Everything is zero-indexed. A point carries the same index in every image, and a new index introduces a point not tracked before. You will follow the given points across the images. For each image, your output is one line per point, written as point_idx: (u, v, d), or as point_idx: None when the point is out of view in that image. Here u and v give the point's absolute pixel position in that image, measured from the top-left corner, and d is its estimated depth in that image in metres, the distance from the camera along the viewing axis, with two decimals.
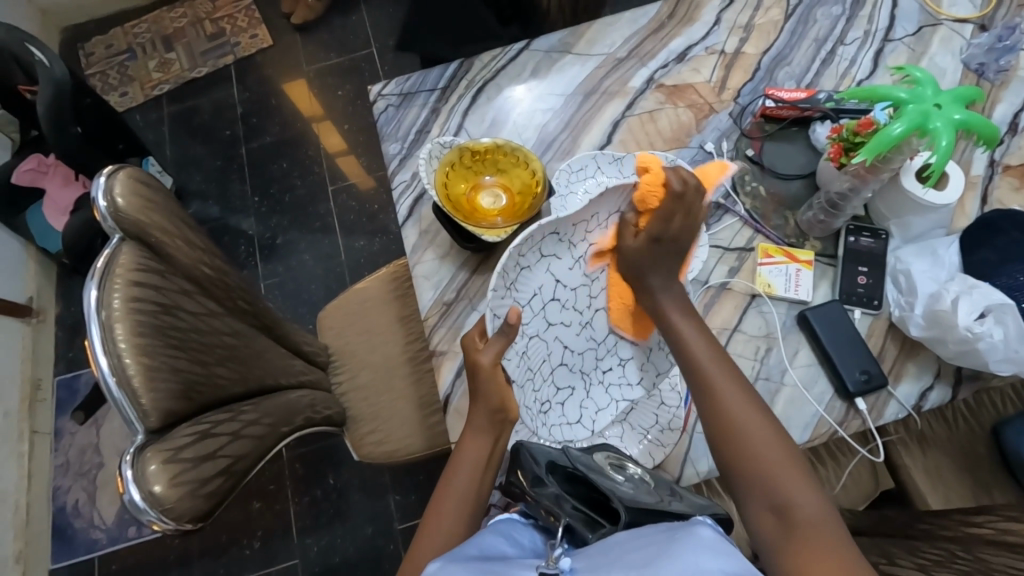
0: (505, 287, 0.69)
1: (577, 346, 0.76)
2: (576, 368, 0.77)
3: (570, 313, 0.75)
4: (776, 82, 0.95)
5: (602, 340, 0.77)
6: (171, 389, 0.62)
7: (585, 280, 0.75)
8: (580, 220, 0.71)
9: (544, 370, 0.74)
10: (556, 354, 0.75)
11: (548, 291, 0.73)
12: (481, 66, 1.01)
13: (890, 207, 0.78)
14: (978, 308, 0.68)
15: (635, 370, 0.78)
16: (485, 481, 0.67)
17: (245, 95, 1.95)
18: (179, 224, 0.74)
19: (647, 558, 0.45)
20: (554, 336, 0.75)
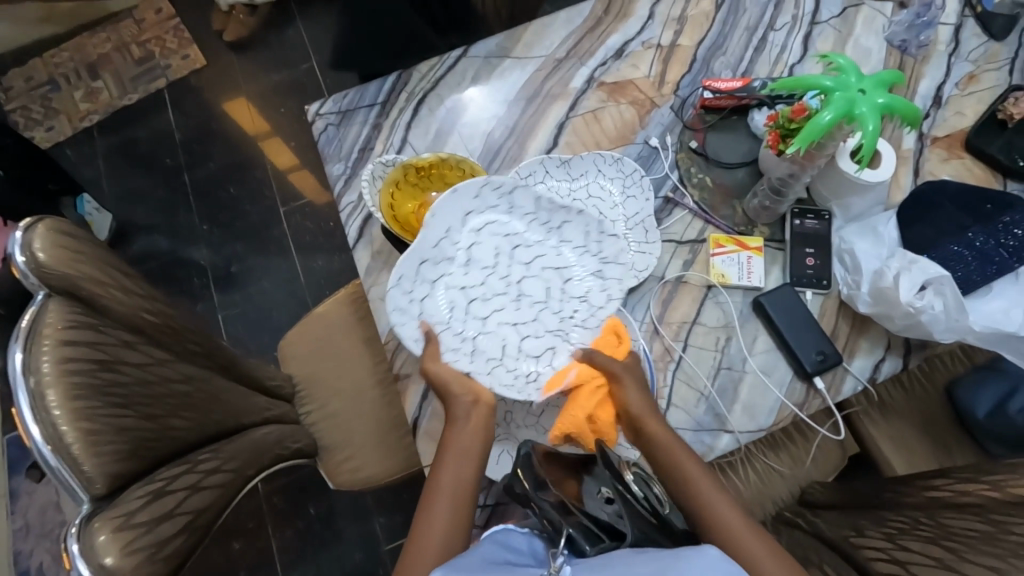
0: (412, 319, 0.74)
1: (529, 316, 0.78)
2: (542, 330, 0.78)
3: (497, 299, 0.78)
4: (714, 73, 0.96)
5: (545, 297, 0.79)
6: (120, 449, 0.59)
7: (493, 264, 0.78)
8: (436, 240, 0.75)
9: (507, 352, 0.77)
10: (511, 335, 0.78)
11: (457, 301, 0.76)
12: (419, 77, 0.99)
13: (830, 188, 0.80)
14: (918, 283, 0.71)
15: (596, 297, 0.79)
16: (470, 478, 0.65)
17: (183, 120, 1.87)
18: (113, 273, 0.70)
19: (656, 571, 0.47)
20: (500, 325, 0.77)
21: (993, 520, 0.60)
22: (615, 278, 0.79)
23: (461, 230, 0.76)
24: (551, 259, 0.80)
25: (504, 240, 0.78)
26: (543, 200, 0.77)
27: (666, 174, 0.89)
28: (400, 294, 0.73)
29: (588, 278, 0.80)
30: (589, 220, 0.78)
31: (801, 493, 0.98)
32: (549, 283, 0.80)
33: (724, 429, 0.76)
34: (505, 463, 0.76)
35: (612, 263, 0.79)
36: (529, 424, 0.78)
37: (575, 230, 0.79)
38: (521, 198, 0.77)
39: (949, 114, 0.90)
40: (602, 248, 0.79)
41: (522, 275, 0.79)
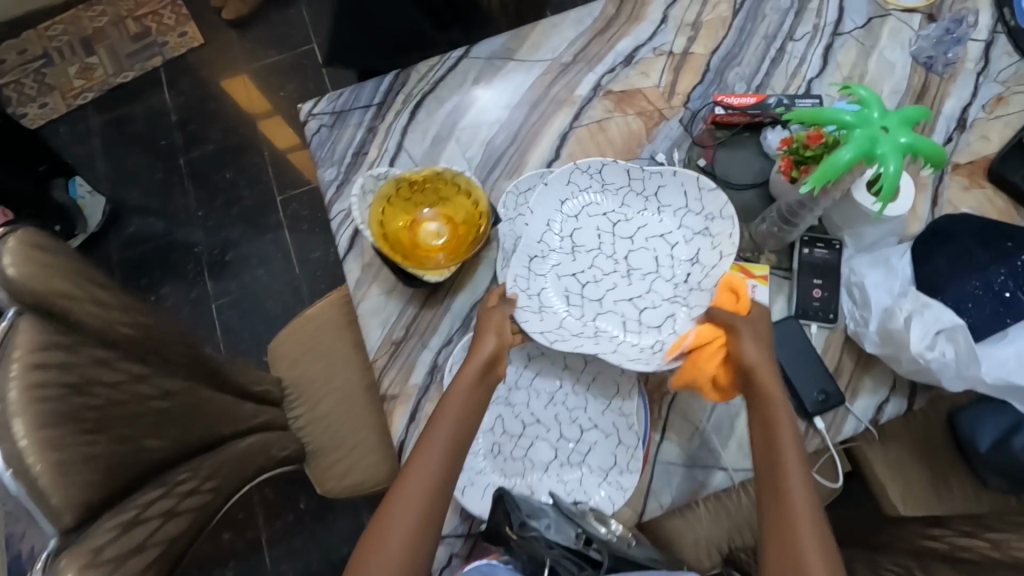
0: (537, 313, 0.73)
1: (642, 289, 0.76)
2: (658, 299, 0.75)
3: (608, 278, 0.77)
4: (727, 84, 0.91)
5: (656, 266, 0.77)
6: (94, 478, 0.57)
7: (597, 245, 0.78)
8: (539, 234, 0.76)
9: (628, 328, 0.74)
10: (630, 311, 0.75)
11: (573, 288, 0.76)
12: (418, 78, 0.94)
13: (844, 217, 0.76)
14: (929, 329, 0.68)
15: (704, 253, 0.75)
16: (459, 446, 0.62)
17: (180, 100, 1.82)
18: (87, 287, 0.67)
19: None
20: (616, 303, 0.76)
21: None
22: (725, 233, 0.74)
23: (562, 214, 0.77)
24: (653, 228, 0.78)
25: (605, 220, 0.78)
26: (629, 171, 0.76)
27: None
28: (520, 292, 0.73)
29: (691, 239, 0.76)
30: (685, 177, 0.75)
31: None
32: (655, 254, 0.77)
33: (717, 466, 0.73)
34: (487, 499, 0.67)
35: (719, 218, 0.74)
36: (517, 458, 0.69)
37: (671, 192, 0.77)
38: (612, 175, 0.77)
39: (973, 139, 0.86)
40: (701, 202, 0.75)
41: (627, 249, 0.77)
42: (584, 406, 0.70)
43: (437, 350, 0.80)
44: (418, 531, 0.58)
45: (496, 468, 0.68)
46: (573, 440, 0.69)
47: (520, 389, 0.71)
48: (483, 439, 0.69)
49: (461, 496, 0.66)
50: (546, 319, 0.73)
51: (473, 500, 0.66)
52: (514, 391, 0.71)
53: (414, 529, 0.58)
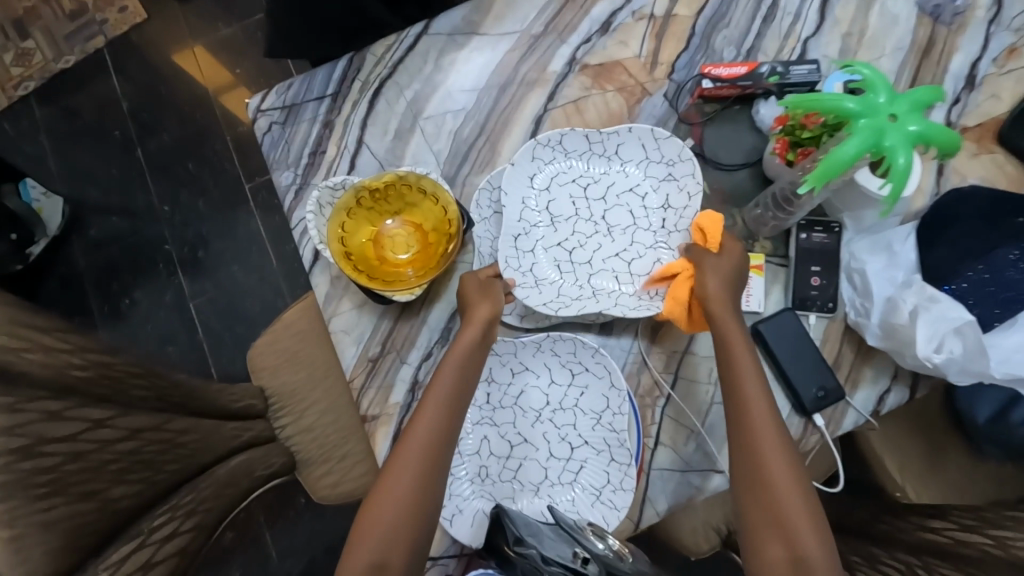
0: (535, 288, 0.73)
1: (626, 243, 0.75)
2: (642, 249, 0.75)
3: (592, 241, 0.76)
4: (714, 50, 0.83)
5: (634, 220, 0.76)
6: (53, 548, 0.54)
7: (574, 212, 0.77)
8: (518, 214, 0.75)
9: (623, 283, 0.74)
10: (620, 267, 0.75)
11: (562, 258, 0.75)
12: (373, 62, 0.85)
13: (844, 201, 0.70)
14: (937, 326, 0.63)
15: (677, 198, 0.75)
16: (447, 430, 0.62)
17: (129, 85, 1.67)
18: (25, 335, 0.62)
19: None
20: (606, 263, 0.75)
21: None
22: (687, 173, 0.73)
23: (534, 190, 0.76)
24: (624, 186, 0.76)
25: (575, 186, 0.77)
26: (588, 136, 0.74)
27: None
28: (513, 270, 0.72)
29: (659, 188, 0.76)
30: (639, 130, 0.74)
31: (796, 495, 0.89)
32: (630, 209, 0.76)
33: (715, 470, 0.71)
34: (478, 527, 0.64)
35: (679, 160, 0.74)
36: (507, 481, 0.66)
37: (631, 147, 0.75)
38: (570, 142, 0.75)
39: (982, 99, 0.79)
40: (662, 148, 0.74)
41: (603, 210, 0.76)
42: (572, 421, 0.67)
43: (416, 365, 0.76)
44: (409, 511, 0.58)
45: (485, 494, 0.66)
46: (563, 458, 0.66)
47: (505, 409, 0.68)
48: (468, 463, 0.66)
49: (450, 526, 0.64)
50: (544, 291, 0.73)
51: (463, 529, 0.64)
52: (498, 410, 0.68)
53: (404, 510, 0.58)
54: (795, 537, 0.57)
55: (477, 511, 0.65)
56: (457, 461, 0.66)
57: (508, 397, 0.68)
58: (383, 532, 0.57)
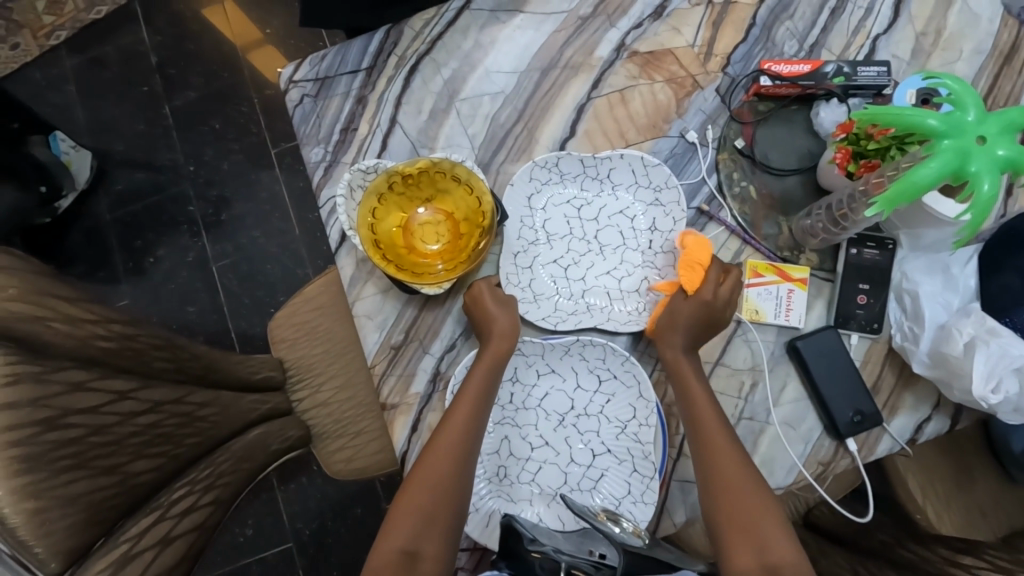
0: (533, 301, 0.72)
1: (617, 262, 0.73)
2: (634, 268, 0.73)
3: (585, 259, 0.73)
4: (775, 44, 0.77)
5: (628, 240, 0.73)
6: (77, 519, 0.54)
7: (568, 231, 0.74)
8: (517, 232, 0.73)
9: (614, 300, 0.72)
10: (613, 286, 0.73)
11: (558, 275, 0.73)
12: (411, 36, 0.81)
13: (903, 219, 0.66)
14: (999, 365, 0.60)
15: (667, 221, 0.73)
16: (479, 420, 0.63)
17: (159, 39, 1.65)
18: (51, 304, 0.62)
19: None
20: (600, 281, 0.73)
21: None
22: (674, 200, 0.72)
23: (531, 209, 0.74)
24: (618, 208, 0.74)
25: (569, 206, 0.74)
26: (583, 160, 0.72)
27: (702, 178, 0.74)
28: (513, 286, 0.72)
29: (649, 211, 0.73)
30: (631, 157, 0.72)
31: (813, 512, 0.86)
32: (624, 231, 0.74)
33: None
34: (492, 528, 0.64)
35: (666, 187, 0.72)
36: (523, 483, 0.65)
37: (624, 171, 0.73)
38: (566, 165, 0.73)
39: None
40: (652, 173, 0.72)
41: (596, 229, 0.74)
42: (597, 429, 0.66)
43: (438, 356, 0.75)
44: (444, 495, 0.60)
45: (501, 496, 0.65)
46: (584, 465, 0.65)
47: (526, 411, 0.66)
48: (487, 462, 0.66)
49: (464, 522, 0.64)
50: (542, 305, 0.72)
51: (476, 526, 0.64)
52: (520, 411, 0.67)
53: (439, 495, 0.60)
54: (765, 538, 0.58)
55: (492, 512, 0.64)
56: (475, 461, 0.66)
57: (531, 398, 0.67)
58: (415, 513, 0.60)
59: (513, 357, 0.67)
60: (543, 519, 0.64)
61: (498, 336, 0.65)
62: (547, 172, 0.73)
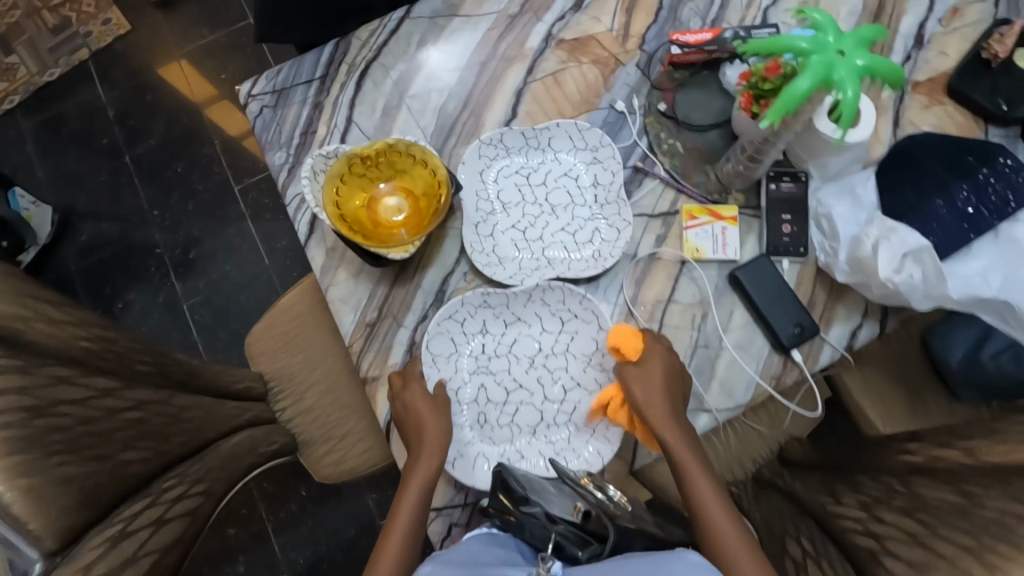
0: (499, 264, 0.78)
1: (569, 219, 0.80)
2: (585, 221, 0.80)
3: (540, 220, 0.80)
4: (682, 22, 0.88)
5: (575, 198, 0.81)
6: (71, 499, 0.55)
7: (520, 198, 0.81)
8: (475, 204, 0.80)
9: (572, 253, 0.79)
10: (568, 241, 0.79)
11: (518, 238, 0.80)
12: (359, 46, 0.89)
13: (808, 149, 0.75)
14: (898, 254, 0.68)
15: (606, 177, 0.81)
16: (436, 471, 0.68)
17: (115, 94, 1.69)
18: (34, 304, 0.65)
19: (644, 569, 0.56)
20: (556, 238, 0.80)
21: (965, 490, 0.58)
22: (610, 156, 0.81)
23: (483, 181, 0.81)
24: (563, 171, 0.82)
25: (518, 176, 0.82)
26: (523, 132, 0.80)
27: (634, 141, 0.83)
28: (477, 253, 0.78)
29: (590, 171, 0.81)
30: (566, 124, 0.81)
31: (780, 451, 0.93)
32: (571, 191, 0.81)
33: (701, 409, 0.75)
34: (477, 469, 0.70)
35: (601, 146, 0.81)
36: (504, 425, 0.73)
37: (562, 137, 0.81)
38: (510, 139, 0.81)
39: (931, 55, 0.83)
40: (586, 138, 0.81)
41: (545, 193, 0.81)
42: (565, 366, 0.73)
43: (413, 328, 0.79)
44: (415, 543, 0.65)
45: (484, 439, 0.72)
46: (557, 400, 0.73)
47: (499, 358, 0.74)
48: (467, 411, 0.73)
49: (452, 468, 0.70)
50: (508, 266, 0.78)
51: (463, 470, 0.70)
52: (493, 359, 0.74)
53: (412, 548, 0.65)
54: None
55: (478, 454, 0.71)
56: (457, 410, 0.73)
57: (502, 346, 0.74)
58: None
59: (481, 311, 0.74)
60: (526, 455, 0.72)
61: (466, 295, 0.72)
62: (493, 148, 0.81)
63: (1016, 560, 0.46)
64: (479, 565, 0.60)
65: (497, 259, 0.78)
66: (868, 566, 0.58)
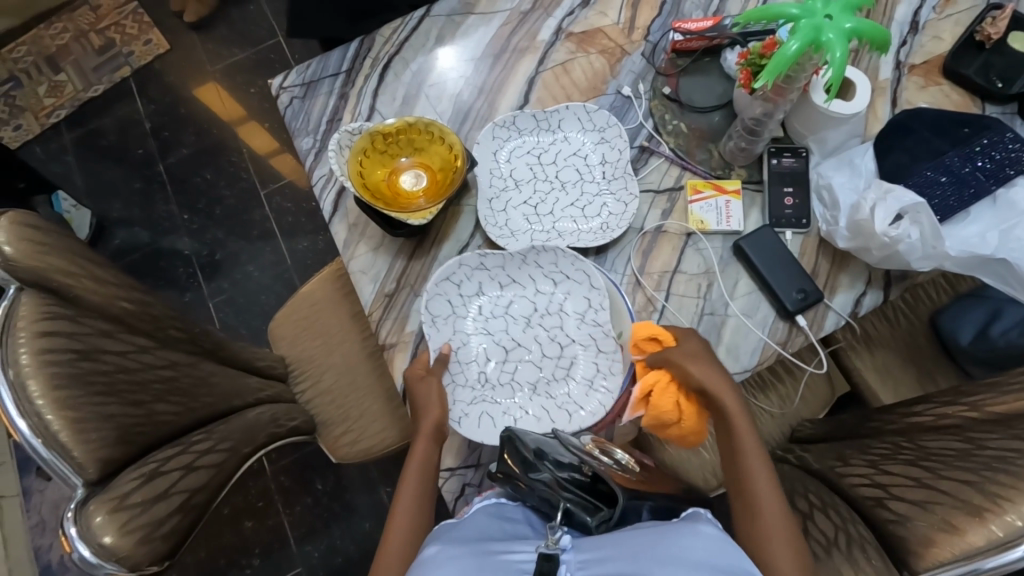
0: (511, 236, 0.82)
1: (578, 195, 0.84)
2: (594, 196, 0.84)
3: (550, 196, 0.85)
4: (684, 15, 0.92)
5: (584, 176, 0.85)
6: (108, 435, 0.60)
7: (532, 176, 0.85)
8: (489, 181, 0.84)
9: (580, 225, 0.82)
10: (577, 214, 0.83)
11: (529, 213, 0.84)
12: (382, 41, 0.94)
13: (806, 124, 0.79)
14: (893, 212, 0.72)
15: (613, 155, 0.85)
16: (433, 453, 0.72)
17: (151, 108, 1.77)
18: (84, 263, 0.69)
19: (650, 539, 0.52)
20: (566, 212, 0.84)
21: (968, 438, 0.60)
22: (616, 135, 0.85)
23: (497, 161, 0.86)
24: (572, 150, 0.86)
25: (530, 155, 0.86)
26: (535, 114, 0.85)
27: (640, 123, 0.87)
28: (491, 226, 0.82)
29: (598, 150, 0.86)
30: (575, 107, 0.86)
31: (792, 432, 0.93)
32: (579, 169, 0.85)
33: None
34: (481, 427, 0.74)
35: (609, 126, 0.85)
36: (505, 383, 0.77)
37: (571, 120, 0.86)
38: (523, 122, 0.86)
39: (926, 40, 0.87)
40: (593, 119, 0.86)
41: (556, 171, 0.86)
42: (561, 325, 0.78)
43: None
44: (420, 517, 0.70)
45: (488, 399, 0.76)
46: (554, 356, 0.77)
47: (497, 318, 0.79)
48: (470, 370, 0.77)
49: (459, 427, 0.74)
50: (519, 239, 0.82)
51: (471, 428, 0.74)
52: (491, 319, 0.79)
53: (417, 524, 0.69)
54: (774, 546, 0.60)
55: (482, 410, 0.75)
56: (461, 370, 0.76)
57: (499, 307, 0.79)
58: (400, 555, 0.66)
59: (477, 273, 0.79)
60: (529, 411, 0.75)
61: (464, 256, 0.77)
62: (506, 130, 0.85)
63: (1019, 490, 0.49)
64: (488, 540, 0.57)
65: (506, 228, 0.82)
66: (872, 512, 0.61)
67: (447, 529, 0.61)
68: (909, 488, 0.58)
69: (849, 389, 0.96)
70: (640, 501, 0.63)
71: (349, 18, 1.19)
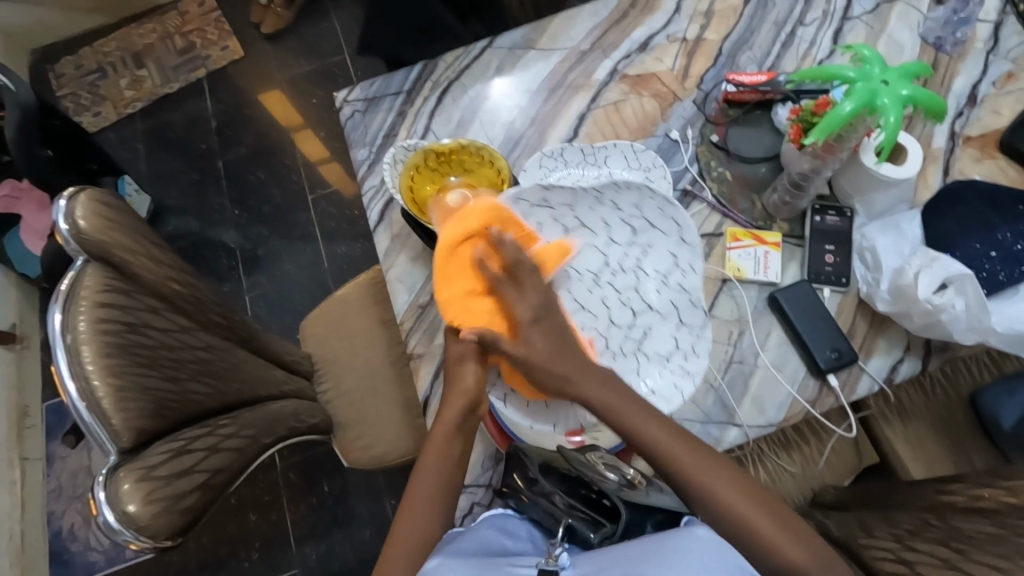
0: None
1: None
2: None
3: None
4: (739, 67, 0.94)
5: None
6: (145, 408, 0.63)
7: None
8: None
9: None
10: None
11: None
12: (444, 67, 0.98)
13: (853, 184, 0.79)
14: (938, 280, 0.71)
15: None
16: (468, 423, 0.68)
17: (219, 108, 1.88)
18: (146, 243, 0.73)
19: (644, 551, 0.50)
20: None
21: (1004, 523, 0.57)
22: (661, 176, 0.86)
23: None
24: None
25: None
26: (582, 149, 0.88)
27: (685, 166, 0.89)
28: None
29: None
30: (623, 146, 0.88)
31: (816, 495, 0.90)
32: None
33: (732, 423, 0.75)
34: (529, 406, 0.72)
35: (654, 167, 0.87)
36: None
37: (617, 157, 0.88)
38: (570, 155, 0.88)
39: (983, 113, 0.86)
40: (640, 161, 0.87)
41: None
42: (636, 284, 0.73)
43: None
44: (436, 503, 0.64)
45: None
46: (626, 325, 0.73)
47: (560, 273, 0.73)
48: None
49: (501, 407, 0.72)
50: None
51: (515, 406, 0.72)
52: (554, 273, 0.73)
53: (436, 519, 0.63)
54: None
55: None
56: None
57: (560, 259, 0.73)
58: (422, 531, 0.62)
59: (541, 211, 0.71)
60: None
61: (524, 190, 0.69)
62: (554, 160, 0.87)
63: None
64: (489, 555, 0.57)
65: None
66: None
67: (452, 543, 0.61)
68: (935, 569, 0.56)
69: (877, 460, 0.93)
70: (645, 514, 0.60)
71: (413, 44, 1.26)
